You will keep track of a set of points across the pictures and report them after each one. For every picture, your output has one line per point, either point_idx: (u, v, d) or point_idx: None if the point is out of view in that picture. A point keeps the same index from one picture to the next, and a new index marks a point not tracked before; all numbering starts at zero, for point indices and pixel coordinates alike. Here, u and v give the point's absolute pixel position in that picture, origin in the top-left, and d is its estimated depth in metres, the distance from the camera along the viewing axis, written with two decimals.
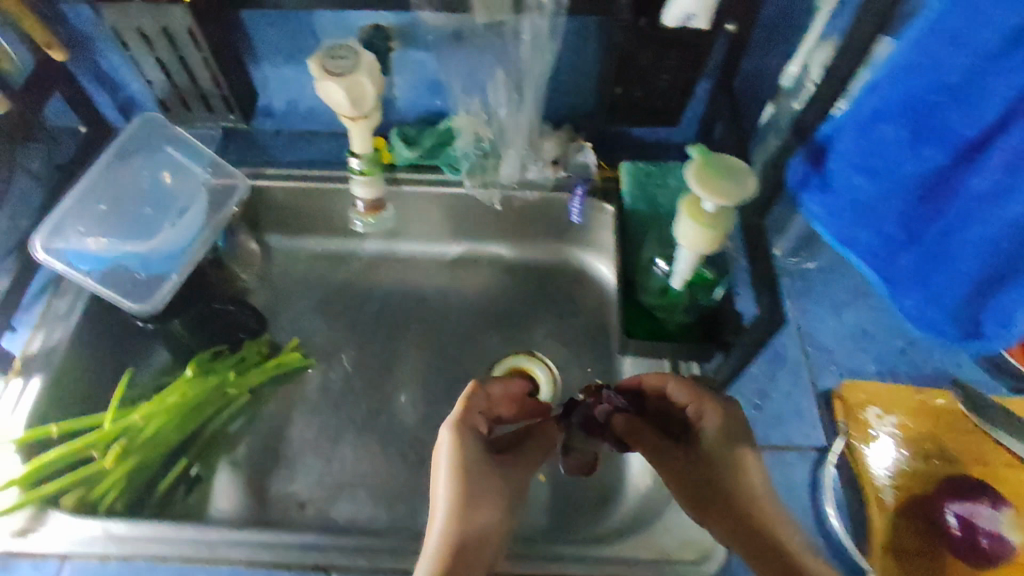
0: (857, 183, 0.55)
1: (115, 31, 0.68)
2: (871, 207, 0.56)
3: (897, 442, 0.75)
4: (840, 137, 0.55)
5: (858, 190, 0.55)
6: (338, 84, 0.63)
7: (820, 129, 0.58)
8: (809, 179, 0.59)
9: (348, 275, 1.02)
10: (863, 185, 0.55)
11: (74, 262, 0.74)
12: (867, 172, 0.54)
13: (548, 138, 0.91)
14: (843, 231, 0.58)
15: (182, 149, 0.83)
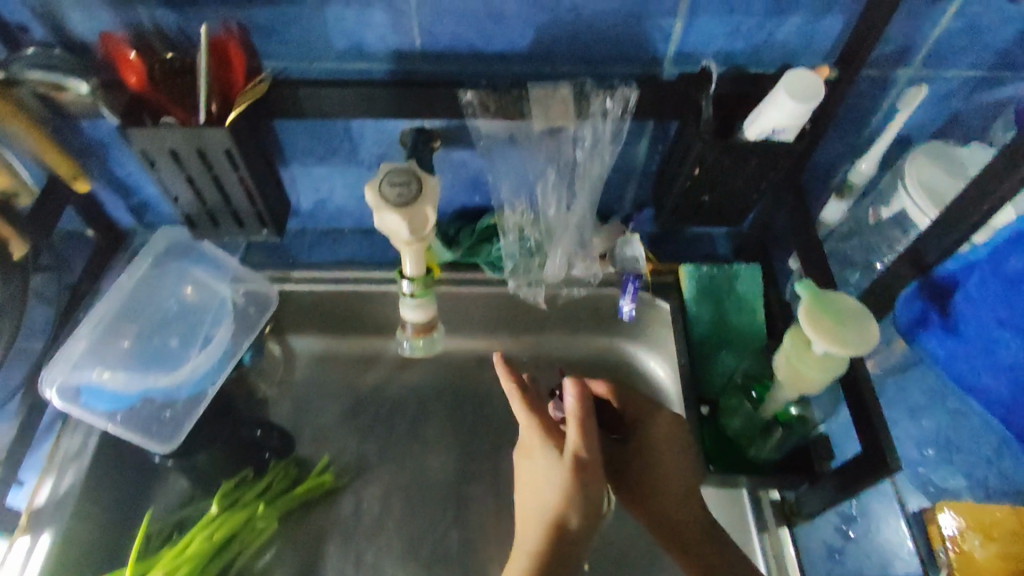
0: (986, 331, 0.65)
1: (141, 154, 0.61)
2: (1003, 351, 0.64)
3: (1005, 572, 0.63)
4: (972, 292, 0.66)
5: (983, 331, 0.66)
6: (399, 213, 0.57)
7: (940, 274, 0.68)
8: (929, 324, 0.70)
9: (378, 379, 0.91)
10: (1004, 339, 0.64)
11: (92, 403, 0.66)
12: (1011, 329, 0.63)
13: (598, 232, 0.84)
14: (953, 366, 0.68)
15: (205, 267, 0.76)
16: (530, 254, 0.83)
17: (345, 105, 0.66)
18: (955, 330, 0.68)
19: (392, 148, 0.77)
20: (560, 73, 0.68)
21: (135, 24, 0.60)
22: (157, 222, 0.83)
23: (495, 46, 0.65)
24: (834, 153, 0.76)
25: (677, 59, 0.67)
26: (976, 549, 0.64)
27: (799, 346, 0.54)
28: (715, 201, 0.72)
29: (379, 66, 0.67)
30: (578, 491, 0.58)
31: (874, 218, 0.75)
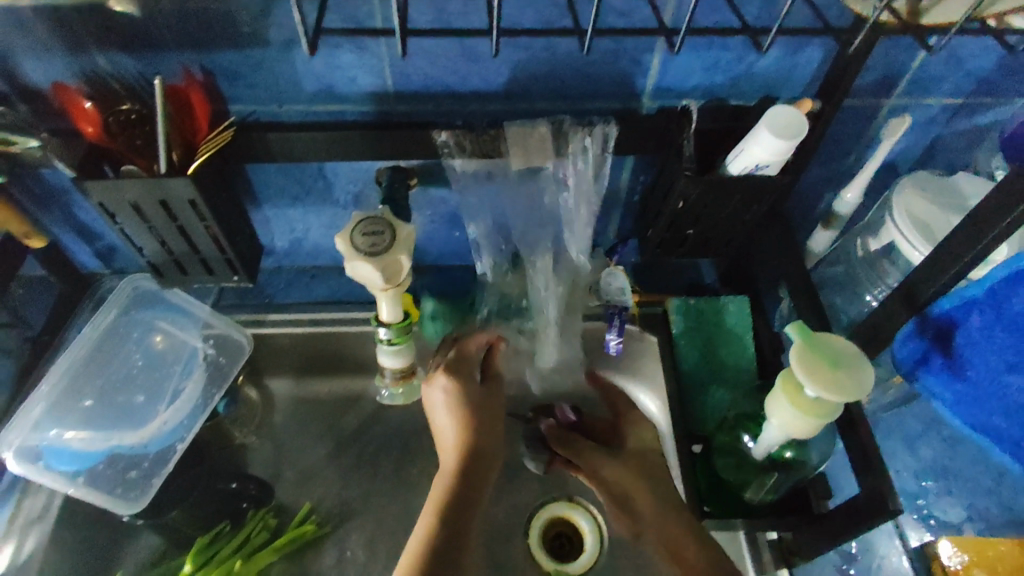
0: (994, 379, 0.56)
1: (101, 206, 0.59)
2: (1014, 399, 0.55)
3: None
4: (972, 336, 0.57)
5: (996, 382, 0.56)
6: (370, 263, 0.54)
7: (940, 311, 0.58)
8: (919, 369, 0.60)
9: (358, 421, 0.87)
10: (1015, 384, 0.55)
11: (54, 465, 0.63)
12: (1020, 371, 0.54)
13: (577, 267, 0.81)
14: (979, 421, 0.58)
15: (174, 314, 0.72)
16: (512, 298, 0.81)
17: (316, 149, 0.63)
18: (964, 374, 0.58)
19: (367, 186, 0.75)
20: (537, 110, 0.67)
21: (93, 72, 0.58)
22: (125, 267, 0.80)
23: (470, 85, 0.64)
24: (818, 181, 0.75)
25: (656, 93, 0.65)
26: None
27: (791, 391, 0.52)
28: (700, 233, 0.71)
29: (350, 107, 0.64)
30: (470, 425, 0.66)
31: (860, 246, 0.74)
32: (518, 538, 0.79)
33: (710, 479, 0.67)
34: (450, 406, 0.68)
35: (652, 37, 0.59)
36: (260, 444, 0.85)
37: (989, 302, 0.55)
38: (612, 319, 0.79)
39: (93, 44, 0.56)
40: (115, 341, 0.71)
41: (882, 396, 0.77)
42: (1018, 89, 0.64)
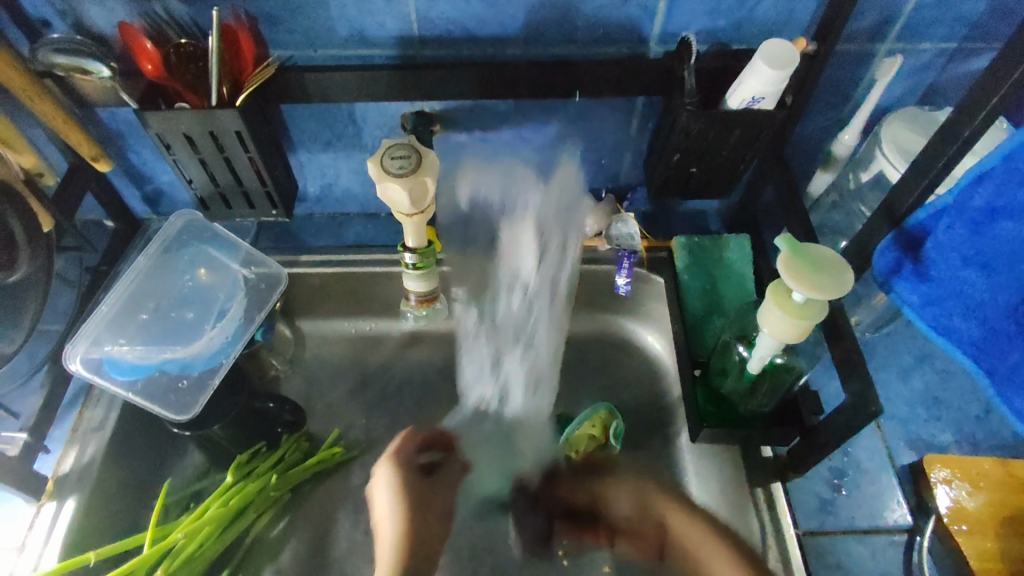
0: (956, 276, 0.57)
1: (157, 137, 0.66)
2: (972, 295, 0.56)
3: (983, 518, 0.68)
4: (939, 235, 0.58)
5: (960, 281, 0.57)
6: (399, 183, 0.60)
7: (911, 218, 0.60)
8: (893, 274, 0.62)
9: (385, 357, 0.94)
10: (968, 280, 0.56)
11: (114, 373, 0.70)
12: (976, 266, 0.55)
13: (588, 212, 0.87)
14: (938, 321, 0.60)
15: (218, 247, 0.79)
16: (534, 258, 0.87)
17: (348, 89, 0.69)
18: (929, 276, 0.59)
19: (393, 132, 0.81)
20: (551, 56, 0.72)
21: (150, 16, 0.64)
22: (171, 209, 0.87)
23: (489, 30, 0.69)
24: (818, 127, 0.79)
25: (662, 38, 0.70)
26: (966, 499, 0.69)
27: (781, 297, 0.57)
28: (703, 172, 0.75)
29: (380, 52, 0.70)
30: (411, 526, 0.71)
31: (858, 187, 0.78)
32: None
33: (712, 397, 0.72)
34: (392, 492, 0.73)
35: None
36: (294, 376, 0.92)
37: (955, 201, 0.56)
38: (622, 260, 0.85)
39: None
40: (163, 270, 0.78)
41: (874, 330, 0.82)
42: (1006, 32, 0.68)
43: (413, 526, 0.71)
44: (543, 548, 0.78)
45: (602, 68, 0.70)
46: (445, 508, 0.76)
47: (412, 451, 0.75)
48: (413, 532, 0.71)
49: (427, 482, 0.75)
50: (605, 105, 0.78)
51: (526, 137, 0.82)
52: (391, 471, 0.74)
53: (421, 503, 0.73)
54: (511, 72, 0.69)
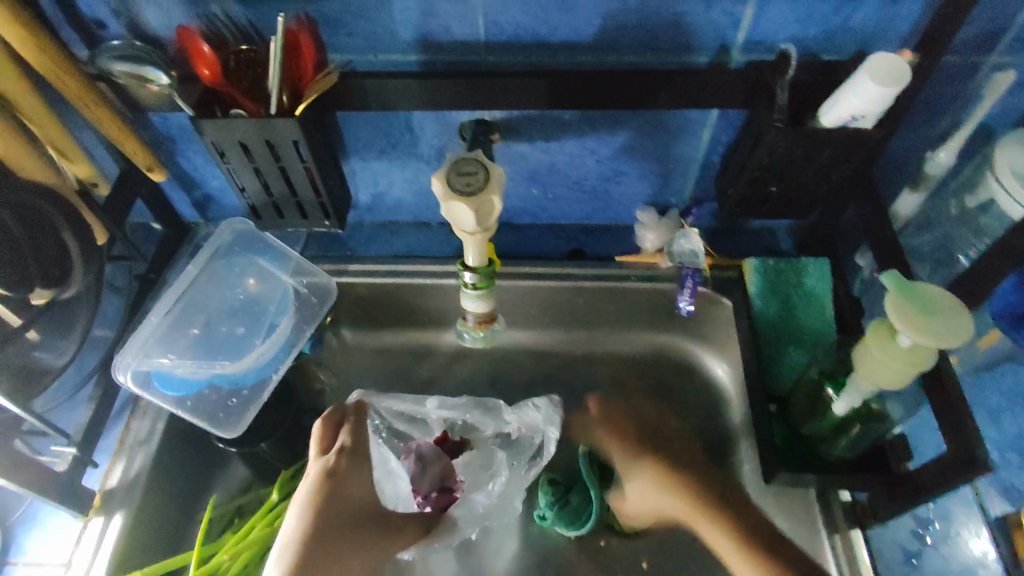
0: None
1: (212, 145, 0.63)
2: None
3: None
4: None
5: None
6: (466, 203, 0.57)
7: None
8: None
9: (432, 372, 0.92)
10: None
11: (163, 387, 0.68)
12: None
13: (649, 229, 0.83)
14: None
15: (270, 257, 0.77)
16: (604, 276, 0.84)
17: (407, 96, 0.66)
18: None
19: (450, 140, 0.77)
20: (624, 63, 0.67)
21: (208, 20, 0.61)
22: (220, 215, 0.85)
23: (560, 35, 0.64)
24: (909, 145, 0.73)
25: (746, 47, 0.65)
26: None
27: (884, 341, 0.52)
28: (784, 192, 0.70)
29: (443, 57, 0.66)
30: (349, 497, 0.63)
31: (956, 208, 0.71)
32: None
33: (792, 437, 0.67)
34: (329, 479, 0.62)
35: None
36: (339, 388, 0.90)
37: None
38: (686, 280, 0.80)
39: None
40: (213, 281, 0.76)
41: None
42: None
43: (324, 511, 0.60)
44: None
45: (680, 79, 0.65)
46: (356, 510, 0.62)
47: (350, 443, 0.66)
48: (329, 518, 0.60)
49: (345, 472, 0.64)
50: (678, 115, 0.73)
51: (589, 148, 0.78)
52: (313, 455, 0.66)
53: (346, 495, 0.62)
54: (581, 81, 0.65)
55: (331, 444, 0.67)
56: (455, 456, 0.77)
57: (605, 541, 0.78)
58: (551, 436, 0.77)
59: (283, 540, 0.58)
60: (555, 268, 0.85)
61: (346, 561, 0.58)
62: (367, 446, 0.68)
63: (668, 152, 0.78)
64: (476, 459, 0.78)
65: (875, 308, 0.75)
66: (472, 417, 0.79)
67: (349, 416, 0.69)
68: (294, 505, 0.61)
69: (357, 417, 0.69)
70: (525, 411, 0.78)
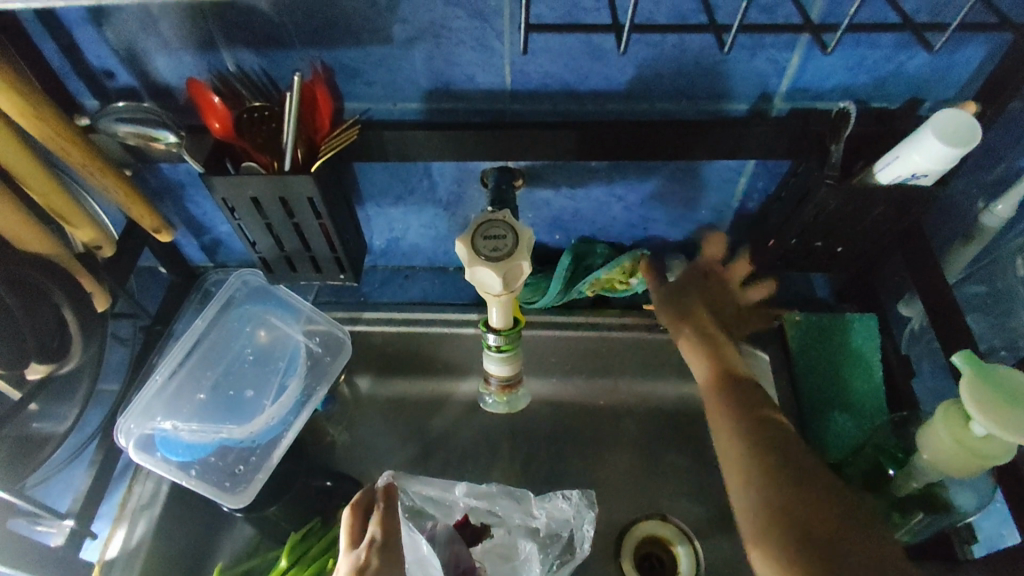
0: None
1: (222, 202, 0.59)
2: None
3: None
4: None
5: None
6: (492, 269, 0.53)
7: None
8: None
9: (448, 424, 0.87)
10: None
11: (167, 454, 0.64)
12: None
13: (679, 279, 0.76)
14: None
15: (281, 311, 0.73)
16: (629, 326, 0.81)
17: (430, 148, 0.62)
18: None
19: (470, 186, 0.73)
20: (658, 110, 0.63)
21: (219, 69, 0.58)
22: (229, 260, 0.82)
23: (591, 84, 0.61)
24: (961, 194, 0.69)
25: (789, 93, 0.61)
26: None
27: (955, 426, 0.47)
28: (829, 246, 0.66)
29: (467, 105, 0.63)
30: None
31: (1015, 264, 0.66)
32: (607, 554, 0.79)
33: None
34: None
35: (795, 34, 0.55)
36: (351, 441, 0.86)
37: None
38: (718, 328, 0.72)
39: (221, 39, 0.56)
40: (223, 338, 0.72)
41: None
42: None
43: None
44: None
45: (720, 128, 0.61)
46: None
47: (381, 534, 0.57)
48: None
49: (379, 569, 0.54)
50: (713, 163, 0.69)
51: (618, 195, 0.74)
52: (343, 549, 0.58)
53: None
54: (613, 131, 0.61)
55: (362, 534, 0.59)
56: (474, 544, 0.72)
57: None
58: (587, 531, 0.74)
59: None
60: (589, 316, 0.81)
61: None
62: (400, 538, 0.58)
63: (701, 198, 0.73)
64: (500, 546, 0.73)
65: (925, 367, 0.71)
66: (501, 507, 0.75)
67: (378, 502, 0.60)
68: None
69: (386, 501, 0.60)
70: (555, 503, 0.75)
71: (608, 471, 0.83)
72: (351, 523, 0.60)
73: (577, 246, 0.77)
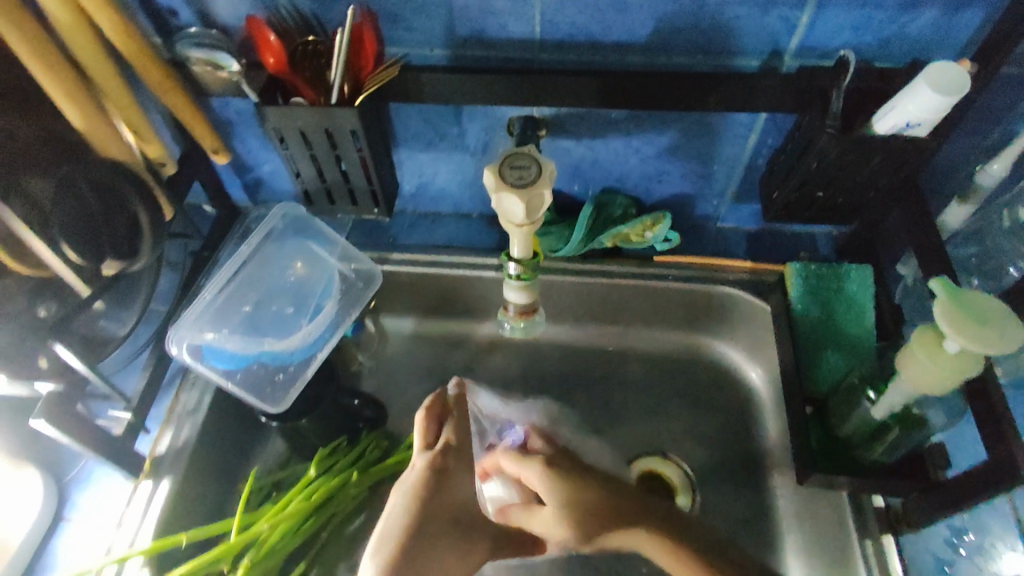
0: None
1: (273, 131, 0.65)
2: None
3: None
4: None
5: None
6: (515, 194, 0.58)
7: None
8: None
9: (464, 361, 0.94)
10: None
11: (213, 361, 0.70)
12: None
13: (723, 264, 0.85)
14: None
15: (318, 243, 0.79)
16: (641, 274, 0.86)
17: (464, 90, 0.67)
18: None
19: (497, 134, 0.79)
20: (676, 64, 0.68)
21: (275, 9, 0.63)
22: (269, 198, 0.88)
23: (614, 35, 0.65)
24: (961, 153, 0.73)
25: (799, 51, 0.65)
26: None
27: (929, 346, 0.52)
28: (830, 196, 0.72)
29: (498, 52, 0.68)
30: (433, 496, 0.66)
31: (1006, 221, 0.70)
32: None
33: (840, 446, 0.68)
34: (431, 480, 0.67)
35: None
36: (375, 371, 0.93)
37: None
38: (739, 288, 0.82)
39: None
40: (265, 265, 0.78)
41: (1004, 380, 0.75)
42: None
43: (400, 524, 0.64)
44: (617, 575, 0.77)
45: (733, 83, 0.65)
46: (447, 516, 0.66)
47: (455, 439, 0.71)
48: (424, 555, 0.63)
49: (456, 467, 0.70)
50: (726, 118, 0.73)
51: (635, 147, 0.79)
52: (418, 445, 0.72)
53: (454, 486, 0.68)
54: (633, 80, 0.66)
55: (435, 437, 0.72)
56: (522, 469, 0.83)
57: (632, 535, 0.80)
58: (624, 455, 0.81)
59: (382, 534, 0.64)
60: (602, 263, 0.86)
61: (438, 558, 0.64)
62: (468, 444, 0.72)
63: (712, 153, 0.78)
64: None
65: (916, 318, 0.75)
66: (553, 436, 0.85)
67: (452, 410, 0.74)
68: (396, 497, 0.67)
69: (457, 412, 0.74)
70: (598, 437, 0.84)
71: (612, 409, 0.89)
72: (425, 422, 0.73)
73: (598, 197, 0.85)
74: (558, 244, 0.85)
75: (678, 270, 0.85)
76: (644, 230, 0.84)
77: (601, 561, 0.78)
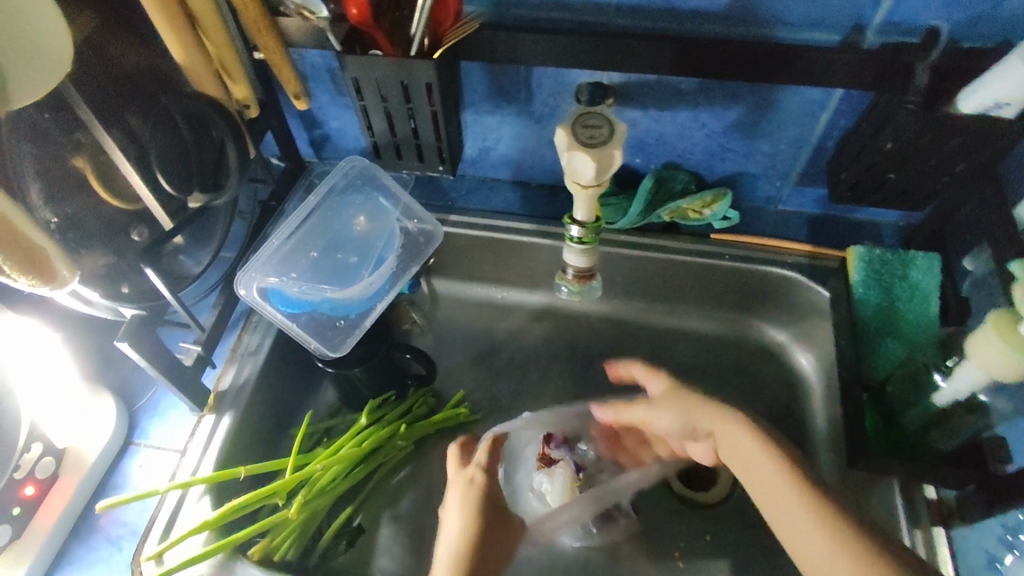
0: None
1: (353, 81, 0.67)
2: None
3: None
4: None
5: None
6: (588, 154, 0.58)
7: None
8: None
9: (513, 328, 0.95)
10: None
11: (278, 303, 0.73)
12: None
13: (784, 251, 0.84)
14: None
15: (379, 199, 0.81)
16: (696, 252, 0.85)
17: (537, 51, 0.67)
18: None
19: (565, 99, 0.79)
20: (753, 35, 0.67)
21: None
22: (334, 155, 0.90)
23: (693, 2, 0.65)
24: None
25: (884, 27, 0.64)
26: None
27: (1006, 329, 0.52)
28: (901, 180, 0.71)
29: (572, 15, 0.68)
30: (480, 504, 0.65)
31: None
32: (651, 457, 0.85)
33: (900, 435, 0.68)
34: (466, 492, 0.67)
35: None
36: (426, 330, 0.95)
37: None
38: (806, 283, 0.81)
39: None
40: (329, 218, 0.81)
41: None
42: None
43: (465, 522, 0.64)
44: (657, 547, 0.77)
45: (812, 54, 0.64)
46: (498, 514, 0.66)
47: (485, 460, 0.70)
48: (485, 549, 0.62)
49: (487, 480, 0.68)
50: (800, 94, 0.72)
51: (702, 120, 0.78)
52: (455, 467, 0.71)
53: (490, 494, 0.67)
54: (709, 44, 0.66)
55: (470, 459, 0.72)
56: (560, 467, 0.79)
57: (676, 511, 0.79)
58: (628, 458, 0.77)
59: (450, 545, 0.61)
60: (657, 238, 0.86)
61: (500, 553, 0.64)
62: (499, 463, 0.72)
63: (781, 130, 0.77)
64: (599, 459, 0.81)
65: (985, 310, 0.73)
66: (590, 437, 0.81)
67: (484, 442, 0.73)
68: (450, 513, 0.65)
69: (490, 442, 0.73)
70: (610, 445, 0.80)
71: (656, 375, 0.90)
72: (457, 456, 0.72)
73: (660, 171, 0.84)
74: (617, 216, 0.85)
75: (733, 249, 0.84)
76: (703, 206, 0.84)
77: (642, 533, 0.78)
